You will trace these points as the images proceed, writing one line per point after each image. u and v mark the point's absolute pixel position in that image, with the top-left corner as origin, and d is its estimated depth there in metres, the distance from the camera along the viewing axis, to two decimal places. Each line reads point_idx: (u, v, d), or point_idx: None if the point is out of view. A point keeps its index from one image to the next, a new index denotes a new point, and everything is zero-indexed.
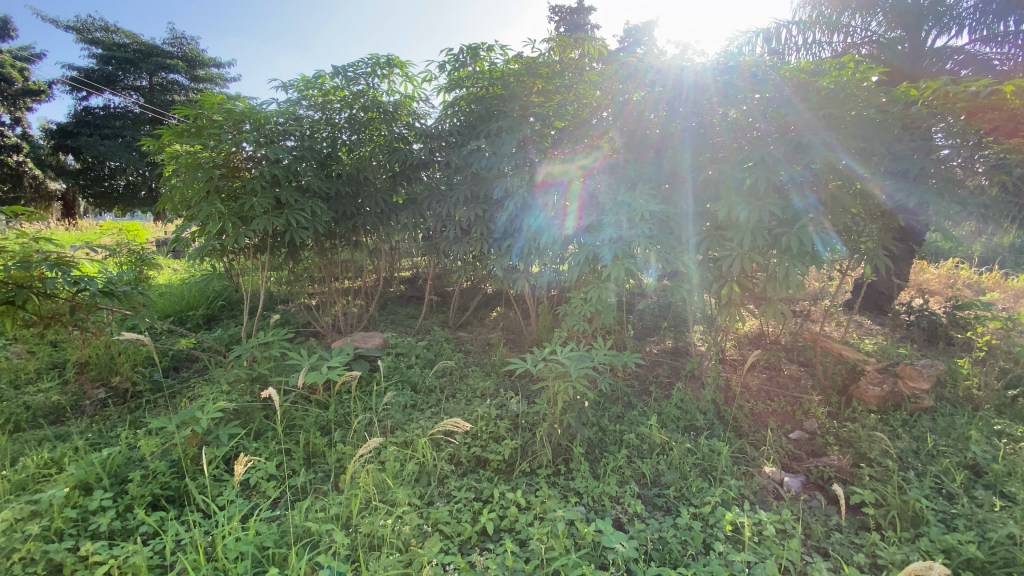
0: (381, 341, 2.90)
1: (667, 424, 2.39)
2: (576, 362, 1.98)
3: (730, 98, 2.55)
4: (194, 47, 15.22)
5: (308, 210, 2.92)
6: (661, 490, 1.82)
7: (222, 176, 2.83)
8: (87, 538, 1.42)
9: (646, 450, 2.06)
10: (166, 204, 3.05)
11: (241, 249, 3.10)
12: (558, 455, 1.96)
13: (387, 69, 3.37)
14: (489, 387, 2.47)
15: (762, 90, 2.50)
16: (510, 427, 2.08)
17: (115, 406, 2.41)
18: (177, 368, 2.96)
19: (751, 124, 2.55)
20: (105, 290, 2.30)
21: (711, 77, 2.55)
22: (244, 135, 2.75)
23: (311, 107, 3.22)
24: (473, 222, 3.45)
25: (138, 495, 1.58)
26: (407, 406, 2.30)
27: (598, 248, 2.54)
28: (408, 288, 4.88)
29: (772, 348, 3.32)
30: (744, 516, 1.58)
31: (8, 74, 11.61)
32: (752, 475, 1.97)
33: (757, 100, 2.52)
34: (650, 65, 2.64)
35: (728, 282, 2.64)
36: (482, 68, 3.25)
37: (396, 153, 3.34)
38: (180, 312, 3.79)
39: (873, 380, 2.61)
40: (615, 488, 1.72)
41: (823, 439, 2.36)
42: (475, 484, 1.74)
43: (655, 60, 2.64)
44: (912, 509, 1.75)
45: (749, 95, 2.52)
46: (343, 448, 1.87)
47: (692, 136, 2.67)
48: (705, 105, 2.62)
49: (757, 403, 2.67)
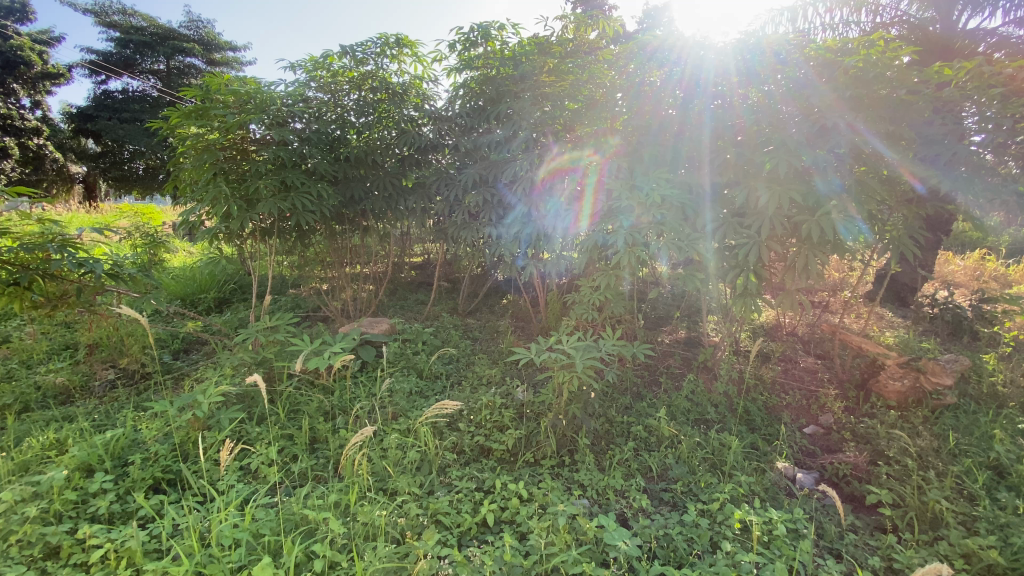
0: (388, 327, 2.88)
1: (676, 416, 2.32)
2: (583, 352, 1.90)
3: (753, 77, 2.42)
4: (210, 30, 15.31)
5: (314, 193, 2.89)
6: (668, 485, 1.75)
7: (228, 158, 2.81)
8: (86, 521, 1.43)
9: (654, 443, 2.00)
10: (175, 186, 3.03)
11: (249, 232, 3.09)
12: (562, 446, 1.91)
13: (397, 49, 3.30)
14: (495, 374, 2.43)
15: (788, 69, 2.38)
16: (515, 417, 2.03)
17: (123, 388, 2.43)
18: (187, 350, 2.98)
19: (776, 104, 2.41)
20: (113, 272, 2.28)
21: (734, 56, 2.42)
22: (250, 115, 2.69)
23: (319, 89, 3.18)
24: (482, 207, 3.40)
25: (138, 479, 1.59)
26: (412, 393, 2.27)
27: (611, 236, 2.47)
28: (420, 274, 4.85)
29: (789, 341, 3.25)
30: (755, 515, 1.51)
31: (28, 58, 11.78)
32: (764, 471, 1.91)
33: (784, 79, 2.39)
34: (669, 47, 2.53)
35: (744, 271, 2.51)
36: (492, 47, 3.24)
37: (406, 135, 3.30)
38: (191, 295, 3.83)
39: (893, 374, 2.51)
40: (620, 482, 1.66)
41: (839, 435, 2.32)
42: (476, 474, 1.70)
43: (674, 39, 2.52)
44: (931, 510, 1.68)
45: (774, 73, 2.40)
46: (344, 435, 1.85)
47: (711, 117, 2.54)
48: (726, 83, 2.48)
49: (771, 396, 2.62)
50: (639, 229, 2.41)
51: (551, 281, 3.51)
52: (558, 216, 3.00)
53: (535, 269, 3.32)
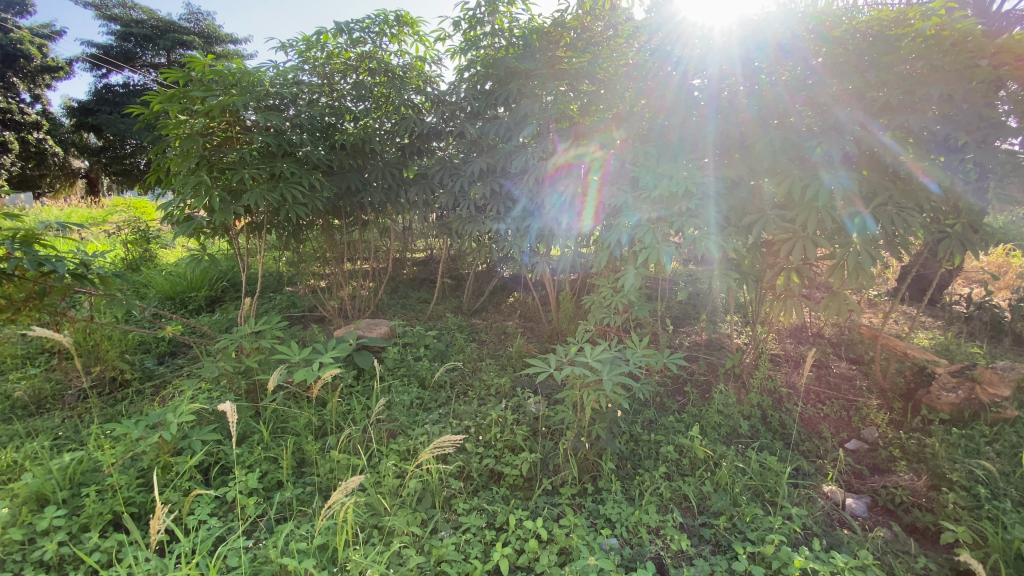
0: (387, 330, 2.66)
1: (707, 432, 2.09)
2: (609, 366, 1.64)
3: (773, 59, 2.16)
4: (211, 23, 15.11)
5: (306, 184, 2.64)
6: (709, 519, 1.52)
7: (211, 145, 2.57)
8: (30, 568, 1.21)
9: (687, 467, 1.76)
10: (158, 176, 2.80)
11: (238, 227, 2.86)
12: (584, 472, 1.68)
13: (397, 27, 3.06)
14: (505, 385, 2.19)
15: (814, 51, 2.14)
16: (529, 435, 1.80)
17: (97, 398, 2.21)
18: (173, 354, 2.77)
19: (803, 90, 2.15)
20: (79, 271, 2.05)
21: (752, 38, 2.15)
22: (234, 97, 2.41)
23: (313, 73, 2.93)
24: (490, 199, 3.15)
25: (96, 513, 1.37)
26: (413, 406, 2.04)
27: (618, 234, 2.27)
28: (422, 271, 4.63)
29: (819, 344, 3.01)
30: (817, 562, 1.29)
31: (27, 51, 11.55)
32: (814, 500, 1.68)
33: (806, 62, 2.16)
34: (685, 29, 2.25)
35: (783, 269, 2.31)
36: (501, 26, 3.00)
37: (405, 121, 3.06)
38: (181, 294, 3.61)
39: (945, 385, 2.27)
40: (654, 518, 1.43)
41: (887, 452, 2.10)
42: (486, 506, 1.48)
43: (684, 22, 2.25)
44: (1017, 550, 1.44)
45: (794, 57, 2.15)
46: (335, 458, 1.62)
47: (726, 108, 2.26)
48: (742, 69, 2.20)
49: (807, 407, 2.40)
50: (651, 228, 2.15)
51: (563, 278, 3.27)
52: (560, 212, 2.78)
53: (546, 266, 3.12)
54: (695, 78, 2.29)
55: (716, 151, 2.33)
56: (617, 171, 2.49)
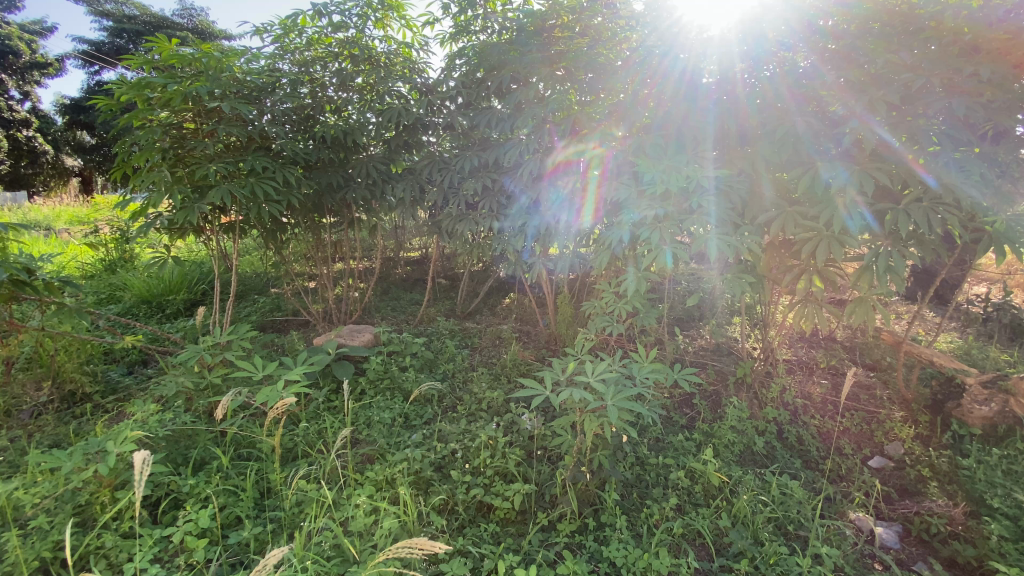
0: (371, 337, 2.47)
1: (720, 451, 1.90)
2: (613, 388, 1.45)
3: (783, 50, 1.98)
4: (204, 20, 14.88)
5: (280, 179, 2.41)
6: (727, 562, 1.33)
7: (174, 138, 2.35)
8: None
9: (700, 495, 1.57)
10: (123, 171, 2.59)
11: (210, 227, 2.65)
12: (585, 503, 1.49)
13: (381, 12, 2.84)
14: (498, 399, 2.00)
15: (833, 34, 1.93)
16: (523, 459, 1.62)
17: (51, 417, 2.00)
18: (145, 363, 2.59)
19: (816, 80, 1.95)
20: (19, 277, 1.80)
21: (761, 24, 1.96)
22: (196, 83, 2.16)
23: (293, 63, 2.81)
24: (482, 196, 2.94)
25: (18, 563, 1.17)
26: (394, 425, 1.85)
27: (617, 234, 2.08)
28: (414, 271, 4.43)
29: (832, 348, 2.82)
30: None
31: (16, 47, 11.28)
32: (843, 535, 1.50)
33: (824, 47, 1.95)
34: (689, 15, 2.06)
35: (806, 272, 2.07)
36: (493, 9, 2.81)
37: (389, 111, 2.81)
38: (158, 298, 3.40)
39: (976, 398, 2.08)
40: (665, 563, 1.25)
41: (916, 472, 1.91)
42: (472, 548, 1.29)
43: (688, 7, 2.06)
44: None
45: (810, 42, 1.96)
46: (302, 489, 1.43)
47: (730, 103, 2.08)
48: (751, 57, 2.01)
49: (826, 420, 2.21)
50: (652, 227, 1.95)
51: (560, 279, 3.07)
52: (560, 211, 2.61)
53: (543, 267, 2.87)
54: (700, 68, 2.09)
55: (722, 148, 2.14)
56: (617, 166, 2.30)
